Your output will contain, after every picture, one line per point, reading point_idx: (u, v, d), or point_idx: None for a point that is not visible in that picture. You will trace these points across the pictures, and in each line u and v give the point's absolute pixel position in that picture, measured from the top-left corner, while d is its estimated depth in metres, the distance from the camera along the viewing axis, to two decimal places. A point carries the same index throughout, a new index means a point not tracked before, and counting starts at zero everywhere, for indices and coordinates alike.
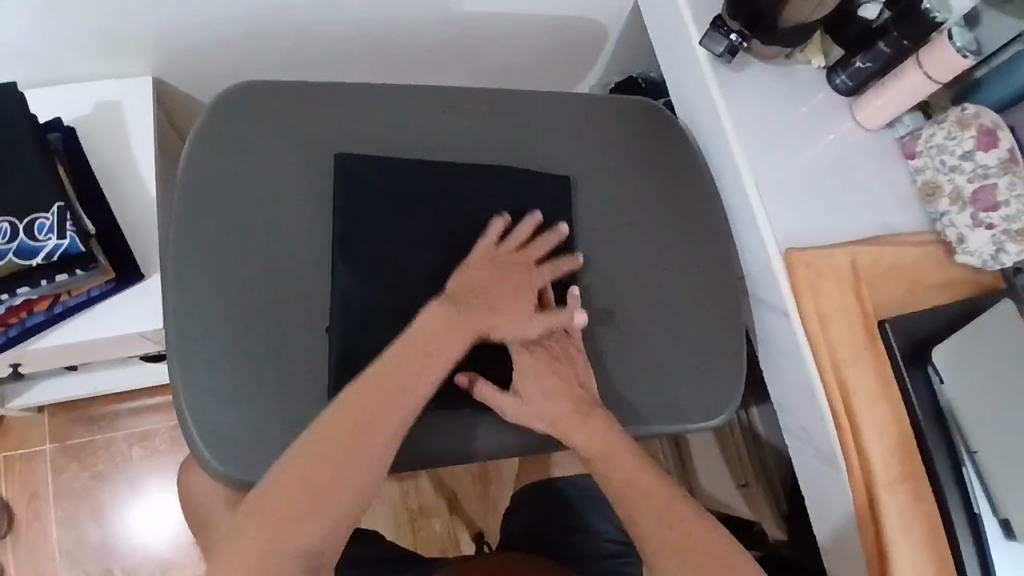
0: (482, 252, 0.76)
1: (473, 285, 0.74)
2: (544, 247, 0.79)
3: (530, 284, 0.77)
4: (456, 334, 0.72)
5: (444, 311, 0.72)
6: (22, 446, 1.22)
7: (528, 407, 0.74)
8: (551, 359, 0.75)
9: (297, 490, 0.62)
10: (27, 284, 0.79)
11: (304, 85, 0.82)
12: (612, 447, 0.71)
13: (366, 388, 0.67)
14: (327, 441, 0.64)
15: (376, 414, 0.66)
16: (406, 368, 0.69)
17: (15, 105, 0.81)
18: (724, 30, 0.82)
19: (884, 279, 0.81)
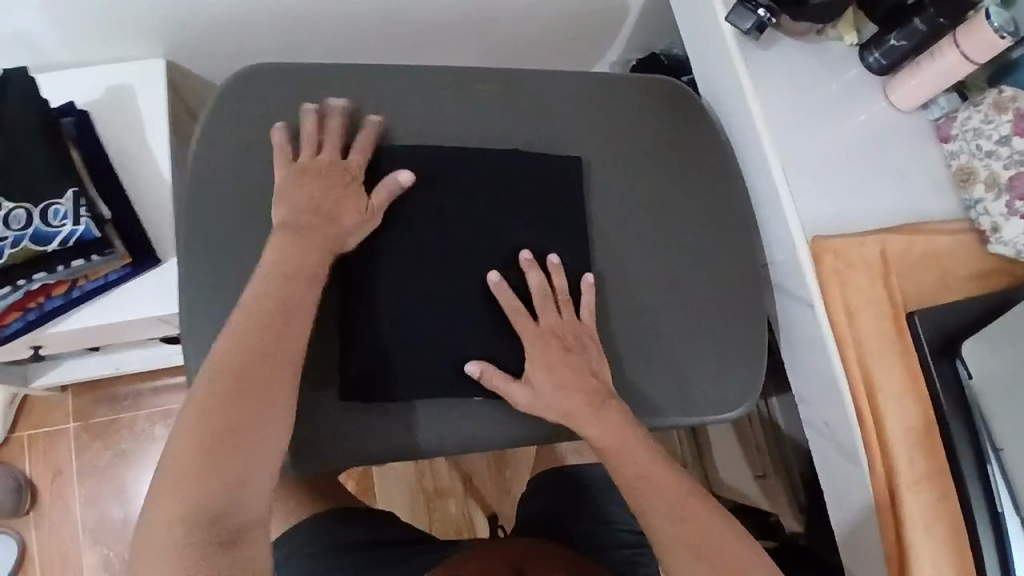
0: (296, 166, 0.73)
1: (300, 202, 0.72)
2: (340, 131, 0.76)
3: (352, 178, 0.74)
4: (305, 251, 0.70)
5: (286, 234, 0.70)
6: (47, 424, 1.24)
7: (540, 398, 0.73)
8: (565, 350, 0.74)
9: (197, 449, 0.59)
10: (44, 269, 0.79)
11: (316, 67, 0.80)
12: (625, 441, 0.71)
13: (245, 331, 0.65)
14: (221, 389, 0.61)
15: (266, 355, 0.64)
16: (277, 297, 0.67)
17: (27, 90, 0.80)
18: (752, 4, 0.78)
19: (915, 269, 0.78)
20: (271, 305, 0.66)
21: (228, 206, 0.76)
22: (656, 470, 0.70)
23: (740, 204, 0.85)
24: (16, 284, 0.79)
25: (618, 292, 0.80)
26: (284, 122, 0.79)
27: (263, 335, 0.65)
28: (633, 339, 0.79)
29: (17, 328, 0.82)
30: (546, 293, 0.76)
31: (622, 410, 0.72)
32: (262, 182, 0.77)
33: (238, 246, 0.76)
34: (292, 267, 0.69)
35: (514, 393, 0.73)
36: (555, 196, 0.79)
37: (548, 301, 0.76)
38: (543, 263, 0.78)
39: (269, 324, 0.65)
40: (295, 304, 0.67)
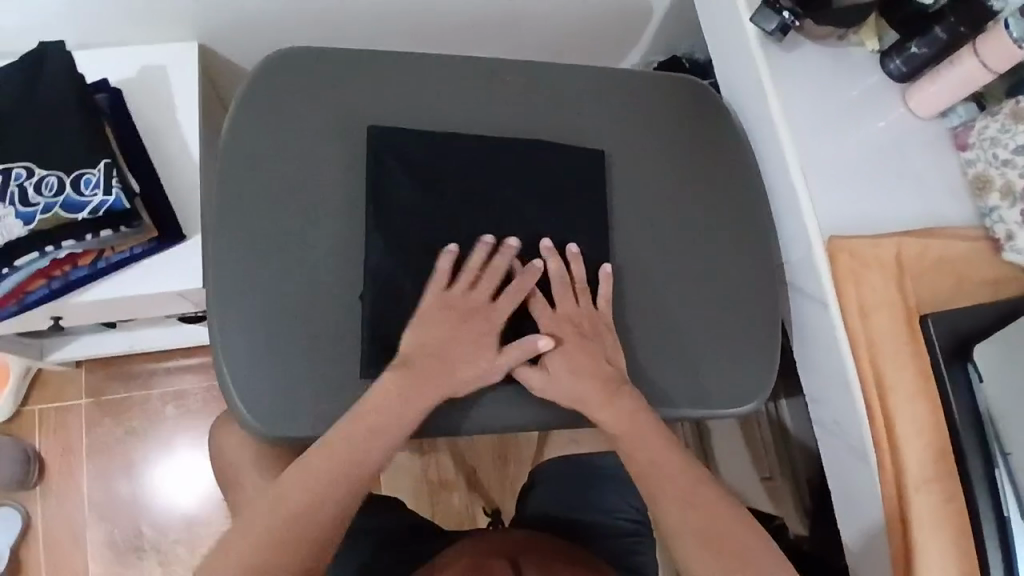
0: (436, 298, 0.75)
1: (427, 339, 0.75)
2: (479, 266, 0.77)
3: (488, 327, 0.76)
4: (420, 395, 0.73)
5: (402, 376, 0.73)
6: (60, 399, 1.26)
7: (556, 384, 0.75)
8: (580, 335, 0.77)
9: (274, 539, 0.68)
10: (72, 238, 0.80)
11: (348, 52, 0.82)
12: (637, 426, 0.74)
13: (357, 435, 0.71)
14: (314, 490, 0.70)
15: (355, 465, 0.71)
16: (396, 411, 0.72)
17: (64, 65, 0.82)
18: (776, 7, 0.79)
19: (929, 273, 0.78)
20: (388, 416, 0.72)
21: (256, 183, 0.78)
22: (663, 455, 0.74)
23: (759, 204, 0.86)
24: (43, 251, 0.80)
25: (634, 284, 0.81)
26: (314, 104, 0.80)
27: (368, 442, 0.71)
28: (647, 330, 0.80)
29: (43, 296, 0.84)
30: (565, 282, 0.78)
31: (636, 396, 0.75)
32: (290, 161, 0.79)
33: (264, 222, 0.77)
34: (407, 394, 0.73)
35: (530, 377, 0.75)
36: (576, 187, 0.81)
37: (565, 289, 0.78)
38: (562, 253, 0.80)
39: (375, 434, 0.72)
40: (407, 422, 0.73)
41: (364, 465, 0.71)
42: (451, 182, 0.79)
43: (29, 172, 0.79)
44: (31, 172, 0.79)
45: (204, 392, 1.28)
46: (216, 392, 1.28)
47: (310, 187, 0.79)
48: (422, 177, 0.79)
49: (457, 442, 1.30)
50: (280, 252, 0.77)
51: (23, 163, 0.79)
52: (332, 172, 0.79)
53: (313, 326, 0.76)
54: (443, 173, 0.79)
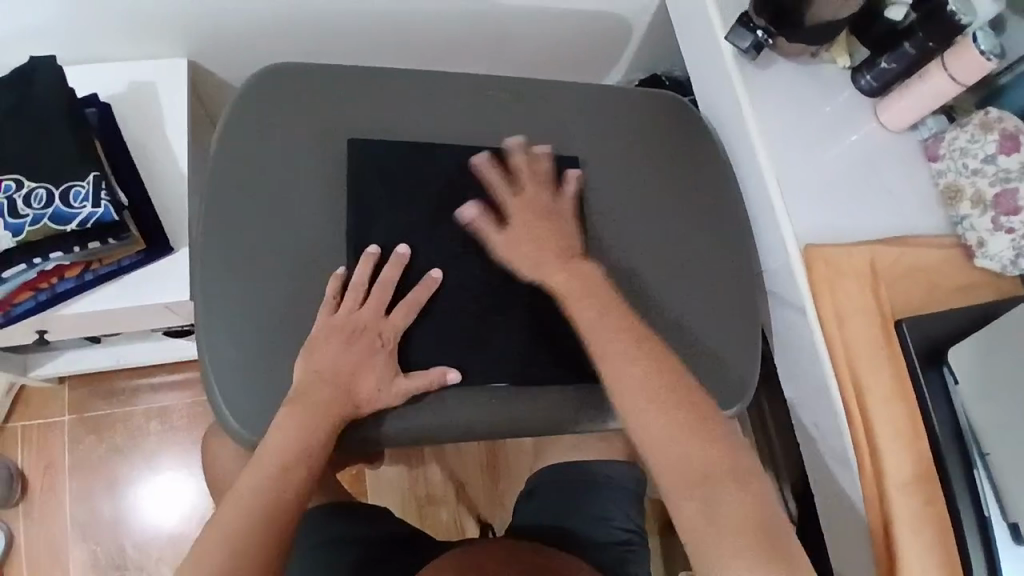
0: (323, 325, 0.76)
1: (321, 366, 0.74)
2: (364, 285, 0.77)
3: (383, 346, 0.76)
4: (315, 418, 0.73)
5: (298, 405, 0.73)
6: (43, 415, 1.25)
7: (513, 248, 0.79)
8: (540, 215, 0.80)
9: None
10: (59, 250, 0.81)
11: (335, 66, 0.84)
12: (587, 289, 0.77)
13: (268, 465, 0.71)
14: (242, 523, 0.69)
15: (274, 492, 0.71)
16: (298, 437, 0.72)
17: (55, 80, 0.83)
18: (750, 26, 0.82)
19: (902, 280, 0.80)
20: (286, 450, 0.72)
21: (243, 194, 0.79)
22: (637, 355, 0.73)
23: (739, 213, 0.88)
24: (31, 263, 0.80)
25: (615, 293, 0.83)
26: (300, 117, 0.82)
27: (278, 480, 0.71)
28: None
29: (29, 308, 0.84)
30: (529, 168, 0.82)
31: (589, 267, 0.78)
32: (277, 172, 0.80)
33: (254, 232, 0.78)
34: (303, 424, 0.72)
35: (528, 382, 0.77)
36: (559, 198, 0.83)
37: (529, 174, 0.82)
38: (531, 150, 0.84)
39: (283, 465, 0.72)
40: (310, 452, 0.72)
41: (278, 502, 0.71)
42: (435, 195, 0.81)
43: (19, 185, 0.80)
44: (21, 185, 0.80)
45: (188, 408, 1.27)
46: (200, 407, 1.28)
47: (297, 197, 0.80)
48: (405, 189, 0.80)
49: (446, 454, 1.30)
50: (268, 263, 0.78)
51: (12, 175, 0.80)
52: (319, 182, 0.80)
53: (299, 335, 0.77)
54: (427, 185, 0.81)
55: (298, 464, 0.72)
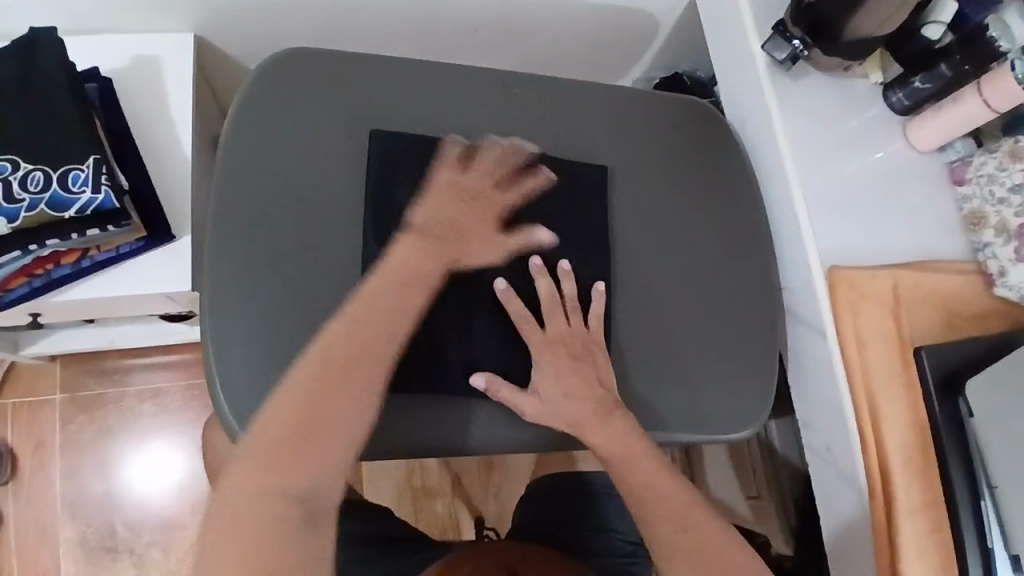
0: (445, 180, 0.76)
1: (436, 212, 0.75)
2: (497, 163, 0.78)
3: (496, 211, 0.77)
4: (428, 261, 0.72)
5: (414, 236, 0.72)
6: (33, 393, 1.22)
7: (547, 407, 0.74)
8: (572, 359, 0.75)
9: (308, 405, 0.63)
10: (58, 237, 0.77)
11: (353, 56, 0.80)
12: (629, 451, 0.73)
13: (370, 297, 0.68)
14: (338, 349, 0.65)
15: (375, 323, 0.68)
16: (410, 273, 0.71)
17: (52, 53, 0.79)
18: (786, 35, 0.80)
19: (923, 306, 0.79)
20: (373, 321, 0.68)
21: (253, 185, 0.76)
22: (660, 481, 0.73)
23: (761, 226, 0.87)
24: (26, 249, 0.76)
25: (629, 305, 0.81)
26: (315, 108, 0.78)
27: (382, 309, 0.68)
28: (642, 350, 0.80)
29: (23, 294, 0.80)
30: (553, 301, 0.76)
31: (629, 422, 0.74)
32: (290, 165, 0.77)
33: (264, 227, 0.75)
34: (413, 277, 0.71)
35: (525, 405, 0.73)
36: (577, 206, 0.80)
37: (556, 310, 0.76)
38: (552, 270, 0.79)
39: (362, 344, 0.66)
40: (413, 290, 0.70)
41: (377, 330, 0.67)
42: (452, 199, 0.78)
43: (14, 167, 0.75)
44: (16, 167, 0.75)
45: (183, 390, 1.25)
46: (195, 391, 1.25)
47: (310, 194, 0.77)
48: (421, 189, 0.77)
49: None
50: (277, 260, 0.75)
51: (8, 156, 0.76)
52: (333, 179, 0.78)
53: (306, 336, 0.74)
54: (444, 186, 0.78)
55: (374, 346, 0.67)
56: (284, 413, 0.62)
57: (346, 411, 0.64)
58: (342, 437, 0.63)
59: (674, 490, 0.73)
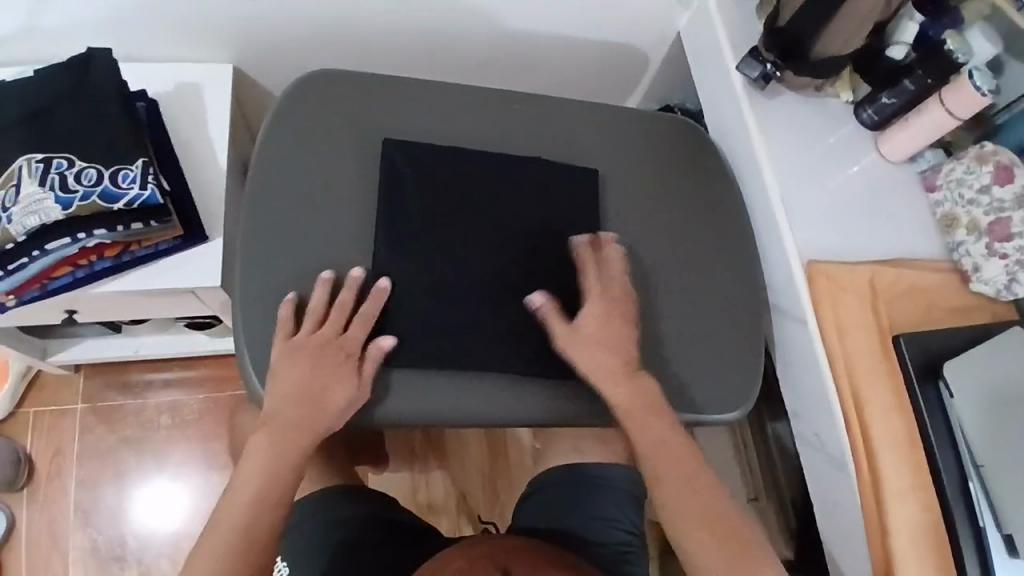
0: (281, 349, 0.78)
1: (284, 387, 0.77)
2: (314, 308, 0.79)
3: (344, 356, 0.78)
4: (293, 432, 0.76)
5: (269, 422, 0.77)
6: (56, 402, 1.27)
7: (581, 348, 0.80)
8: (620, 315, 0.82)
9: None
10: (105, 227, 0.83)
11: (375, 76, 0.90)
12: (647, 409, 0.79)
13: (245, 488, 0.76)
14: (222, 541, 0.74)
15: (254, 509, 0.75)
16: (274, 458, 0.76)
17: (107, 69, 0.88)
18: (760, 58, 0.90)
19: (901, 300, 0.84)
20: (238, 521, 0.75)
21: (279, 185, 0.84)
22: (671, 440, 0.79)
23: (745, 231, 0.93)
24: (75, 237, 0.82)
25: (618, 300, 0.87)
26: (338, 119, 0.87)
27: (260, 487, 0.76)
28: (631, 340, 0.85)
29: (66, 283, 0.87)
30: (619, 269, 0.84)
31: (650, 383, 0.81)
32: (313, 167, 0.85)
33: (289, 221, 0.83)
34: (267, 476, 0.76)
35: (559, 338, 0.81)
36: (573, 209, 0.88)
37: (619, 275, 0.84)
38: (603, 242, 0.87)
39: (245, 523, 0.75)
40: (279, 473, 0.77)
41: (263, 509, 0.76)
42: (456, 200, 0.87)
43: (69, 163, 0.83)
44: (72, 164, 0.83)
45: (201, 403, 1.30)
46: (211, 405, 1.30)
47: (330, 192, 0.85)
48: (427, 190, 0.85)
49: (450, 465, 1.36)
50: (299, 250, 0.83)
51: (65, 154, 0.83)
52: (351, 180, 0.85)
53: None
54: (449, 189, 0.85)
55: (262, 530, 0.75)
56: None
57: None
58: None
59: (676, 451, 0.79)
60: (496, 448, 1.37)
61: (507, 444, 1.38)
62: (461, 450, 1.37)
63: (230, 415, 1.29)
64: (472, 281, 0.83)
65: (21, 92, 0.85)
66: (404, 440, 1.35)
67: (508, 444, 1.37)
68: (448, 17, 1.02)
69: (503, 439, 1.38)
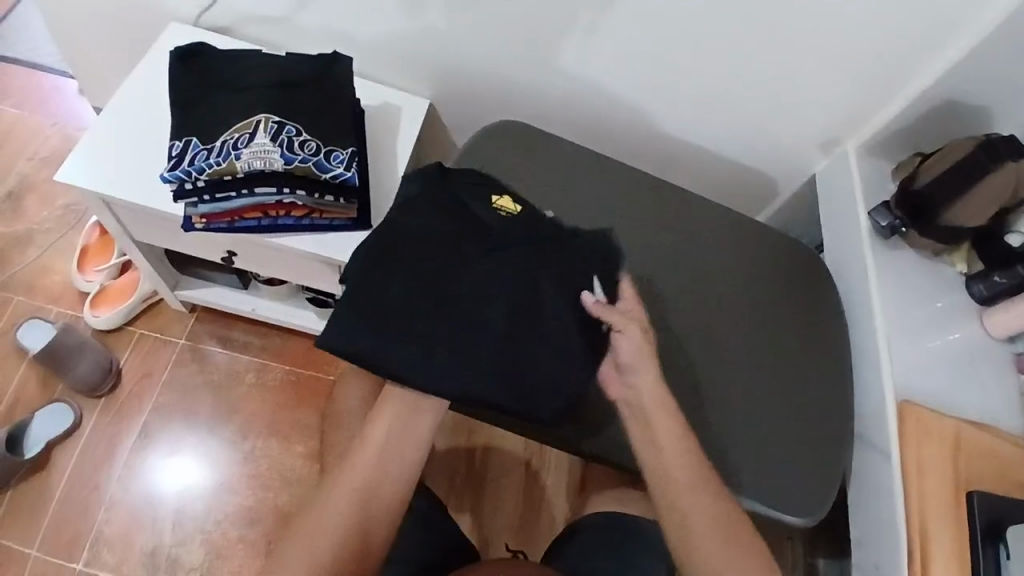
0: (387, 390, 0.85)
1: (391, 406, 0.83)
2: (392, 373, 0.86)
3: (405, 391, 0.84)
4: (397, 417, 0.83)
5: (389, 415, 0.83)
6: (162, 332, 1.39)
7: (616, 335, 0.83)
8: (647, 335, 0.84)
9: (342, 549, 0.77)
10: (306, 190, 0.97)
11: (553, 138, 1.08)
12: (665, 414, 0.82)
13: (370, 459, 0.81)
14: (353, 496, 0.79)
15: (378, 471, 0.81)
16: (394, 436, 0.82)
17: (343, 71, 1.06)
18: (891, 212, 1.01)
19: (979, 460, 0.87)
20: (366, 479, 0.80)
21: None
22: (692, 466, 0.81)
23: (841, 355, 1.01)
24: (280, 190, 0.96)
25: (692, 384, 0.95)
26: (508, 166, 1.04)
27: (387, 456, 0.81)
28: (702, 414, 0.94)
29: (251, 226, 1.00)
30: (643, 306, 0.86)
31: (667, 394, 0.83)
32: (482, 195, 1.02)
33: None
34: (391, 443, 0.82)
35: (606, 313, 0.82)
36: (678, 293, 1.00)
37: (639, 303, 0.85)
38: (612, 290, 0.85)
39: (377, 484, 0.80)
40: (408, 442, 0.82)
41: (391, 471, 0.81)
42: (506, 206, 0.90)
43: (297, 131, 0.97)
44: (299, 133, 0.97)
45: (284, 373, 1.39)
46: (291, 378, 1.39)
47: None
48: (437, 222, 0.87)
49: (482, 508, 1.39)
50: None
51: (297, 124, 0.98)
52: None
53: None
54: (489, 213, 0.89)
55: (393, 489, 0.81)
56: (323, 544, 0.77)
57: (373, 534, 0.79)
58: (375, 548, 0.79)
59: (679, 468, 0.80)
60: (532, 501, 1.41)
61: (541, 504, 1.41)
62: (497, 496, 1.41)
63: (304, 392, 1.38)
64: (503, 296, 0.82)
65: (276, 67, 1.03)
66: (450, 466, 1.41)
67: (543, 503, 1.41)
68: (621, 112, 1.18)
69: (540, 494, 1.41)
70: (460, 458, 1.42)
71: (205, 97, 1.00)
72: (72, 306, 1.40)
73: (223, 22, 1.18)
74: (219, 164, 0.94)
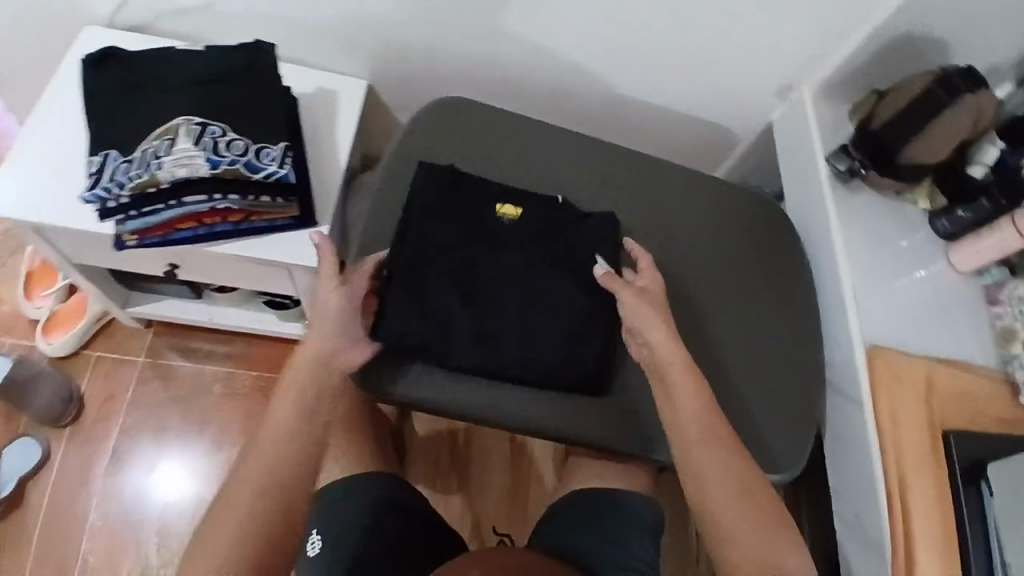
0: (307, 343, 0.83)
1: (309, 360, 0.82)
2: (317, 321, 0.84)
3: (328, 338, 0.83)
4: (311, 371, 0.81)
5: (305, 372, 0.81)
6: (121, 351, 1.35)
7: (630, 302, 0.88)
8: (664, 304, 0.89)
9: (262, 506, 0.75)
10: (239, 193, 0.92)
11: (492, 110, 1.02)
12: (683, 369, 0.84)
13: (286, 417, 0.79)
14: (269, 455, 0.77)
15: (294, 431, 0.79)
16: (307, 393, 0.81)
17: (268, 61, 0.99)
18: (850, 156, 0.97)
19: (950, 402, 0.88)
20: (282, 438, 0.78)
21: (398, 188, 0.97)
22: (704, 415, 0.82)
23: (808, 302, 0.99)
24: (211, 197, 0.91)
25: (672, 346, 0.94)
26: (453, 145, 0.99)
27: (304, 415, 0.80)
28: None
29: (187, 237, 0.95)
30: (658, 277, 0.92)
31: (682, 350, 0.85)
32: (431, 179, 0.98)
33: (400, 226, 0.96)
34: (305, 400, 0.80)
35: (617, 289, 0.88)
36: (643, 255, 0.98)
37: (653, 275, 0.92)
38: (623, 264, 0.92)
39: (294, 441, 0.78)
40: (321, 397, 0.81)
41: (308, 431, 0.79)
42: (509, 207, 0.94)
43: (222, 132, 0.92)
44: (225, 133, 0.92)
45: (253, 379, 1.36)
46: (261, 383, 1.36)
47: None
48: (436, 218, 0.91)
49: (470, 490, 1.38)
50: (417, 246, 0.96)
51: (221, 124, 0.92)
52: None
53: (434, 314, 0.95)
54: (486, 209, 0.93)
55: (311, 445, 0.79)
56: (239, 503, 0.74)
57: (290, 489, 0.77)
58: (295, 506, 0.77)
59: (693, 419, 0.82)
60: (519, 477, 1.40)
61: (528, 479, 1.40)
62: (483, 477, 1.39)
63: None
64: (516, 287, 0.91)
65: (195, 64, 0.96)
66: (433, 452, 1.39)
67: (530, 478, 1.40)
68: (567, 75, 1.13)
69: (526, 470, 1.40)
70: (442, 444, 1.40)
71: (121, 105, 0.94)
72: (23, 335, 1.34)
73: (135, 19, 1.10)
74: (141, 177, 0.88)
